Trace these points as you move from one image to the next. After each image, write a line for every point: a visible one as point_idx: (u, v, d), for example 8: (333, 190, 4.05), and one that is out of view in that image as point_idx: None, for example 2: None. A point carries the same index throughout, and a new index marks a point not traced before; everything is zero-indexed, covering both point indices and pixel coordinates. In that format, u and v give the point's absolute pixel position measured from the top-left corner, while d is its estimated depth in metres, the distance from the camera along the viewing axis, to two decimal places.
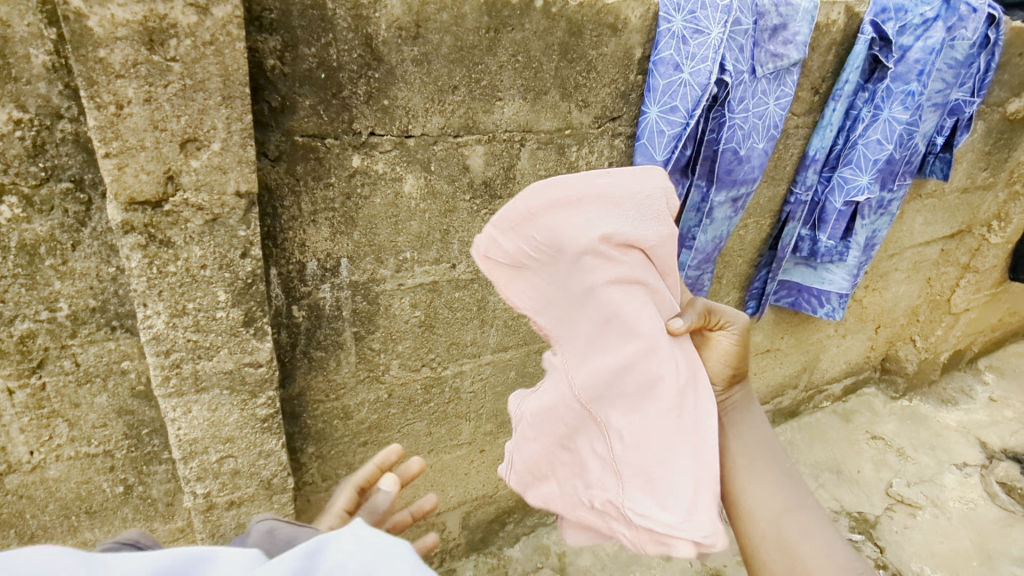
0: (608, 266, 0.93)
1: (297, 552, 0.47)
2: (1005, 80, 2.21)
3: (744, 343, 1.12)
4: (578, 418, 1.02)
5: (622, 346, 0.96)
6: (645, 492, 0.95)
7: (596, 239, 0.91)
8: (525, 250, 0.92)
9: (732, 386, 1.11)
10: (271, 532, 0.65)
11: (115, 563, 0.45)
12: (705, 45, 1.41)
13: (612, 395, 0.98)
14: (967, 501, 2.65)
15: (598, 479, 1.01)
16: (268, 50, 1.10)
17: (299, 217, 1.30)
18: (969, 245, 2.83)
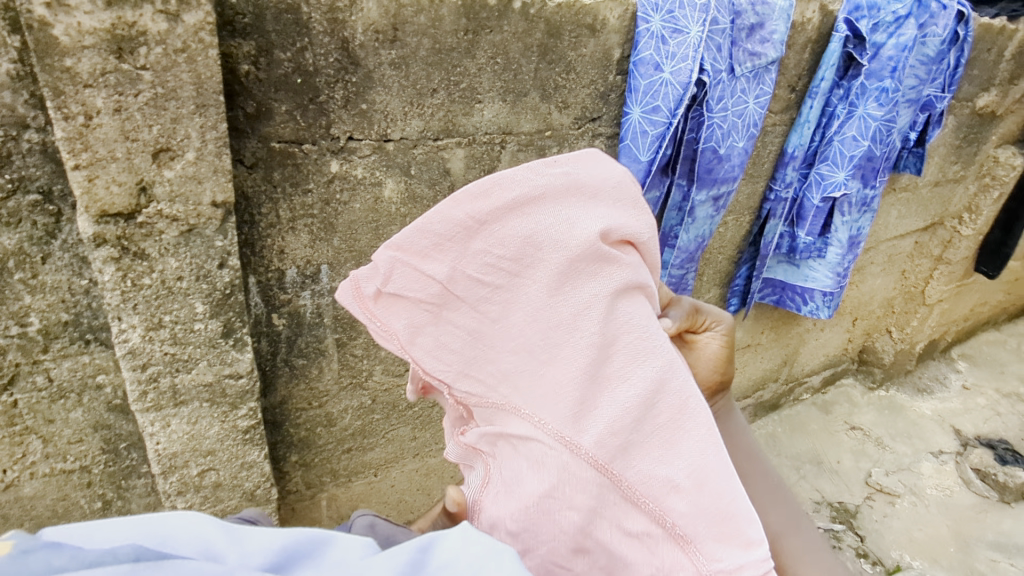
0: (602, 273, 0.75)
1: (410, 546, 0.53)
2: (974, 75, 2.26)
3: (729, 347, 1.13)
4: (597, 496, 0.73)
5: (637, 372, 0.75)
6: (720, 542, 0.73)
7: (585, 242, 0.74)
8: (483, 268, 0.74)
9: (719, 390, 1.13)
10: (372, 526, 0.81)
11: (249, 534, 0.53)
12: (685, 44, 1.41)
13: (640, 439, 0.74)
14: (944, 488, 2.71)
15: (650, 566, 0.72)
16: (242, 55, 1.07)
17: (277, 224, 1.28)
18: (941, 238, 2.88)
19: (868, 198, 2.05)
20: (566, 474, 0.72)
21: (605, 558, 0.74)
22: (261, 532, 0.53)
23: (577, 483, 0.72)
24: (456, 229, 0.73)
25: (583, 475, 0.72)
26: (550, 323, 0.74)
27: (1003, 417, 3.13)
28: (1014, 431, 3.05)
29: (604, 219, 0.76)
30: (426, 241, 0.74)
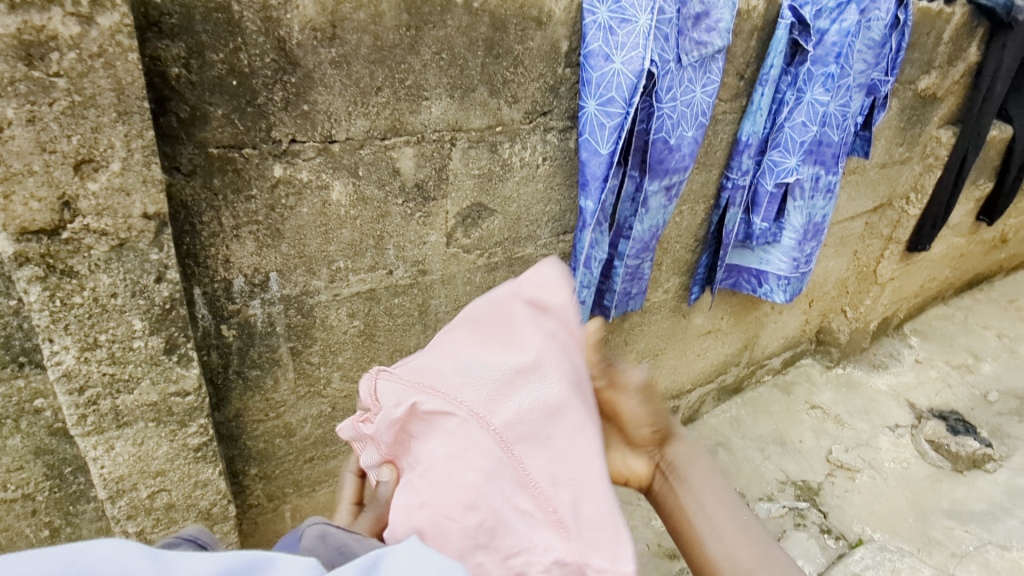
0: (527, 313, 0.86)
1: (354, 566, 0.53)
2: (915, 59, 2.31)
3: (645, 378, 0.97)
4: (494, 472, 0.74)
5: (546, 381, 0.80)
6: (597, 547, 0.75)
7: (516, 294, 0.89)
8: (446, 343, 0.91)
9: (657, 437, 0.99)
10: (323, 538, 0.69)
11: (183, 562, 0.51)
12: (634, 33, 1.38)
13: (544, 434, 0.77)
14: (901, 461, 2.81)
15: (530, 545, 0.74)
16: (171, 58, 1.02)
17: (220, 233, 1.23)
18: (890, 218, 2.94)
19: (830, 184, 2.08)
20: (472, 448, 0.76)
21: (493, 520, 0.73)
22: (191, 561, 0.51)
23: (480, 455, 0.75)
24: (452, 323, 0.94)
25: (486, 448, 0.75)
26: (494, 353, 0.85)
27: (953, 388, 3.25)
28: (964, 401, 3.17)
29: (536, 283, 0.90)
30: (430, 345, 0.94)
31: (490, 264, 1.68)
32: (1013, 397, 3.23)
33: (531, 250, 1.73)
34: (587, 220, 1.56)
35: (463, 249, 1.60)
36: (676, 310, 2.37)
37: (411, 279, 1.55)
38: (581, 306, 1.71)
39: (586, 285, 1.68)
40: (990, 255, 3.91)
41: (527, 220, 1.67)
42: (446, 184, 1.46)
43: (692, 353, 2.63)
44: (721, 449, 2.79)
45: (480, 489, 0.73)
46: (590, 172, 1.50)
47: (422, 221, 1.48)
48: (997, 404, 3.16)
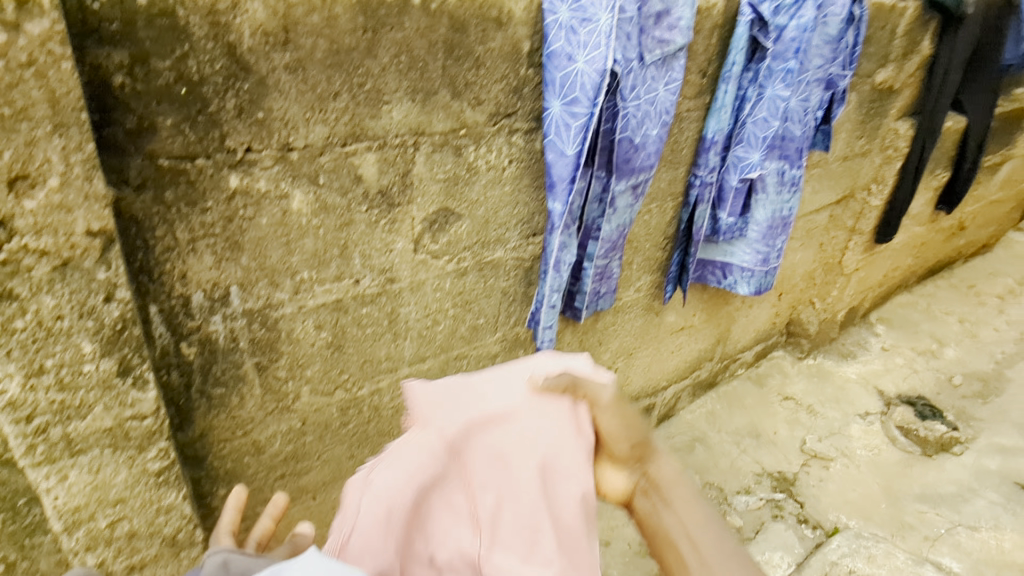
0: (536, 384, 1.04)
1: None
2: (871, 53, 2.36)
3: (620, 408, 1.00)
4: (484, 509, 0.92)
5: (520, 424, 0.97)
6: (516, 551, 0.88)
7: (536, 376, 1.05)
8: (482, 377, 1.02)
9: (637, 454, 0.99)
10: (224, 565, 0.67)
11: None
12: (595, 32, 1.36)
13: (499, 463, 0.94)
14: (872, 448, 2.85)
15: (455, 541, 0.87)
16: (114, 66, 0.97)
17: (176, 247, 1.18)
18: (853, 209, 3.00)
19: (794, 178, 2.10)
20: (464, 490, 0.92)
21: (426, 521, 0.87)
22: None
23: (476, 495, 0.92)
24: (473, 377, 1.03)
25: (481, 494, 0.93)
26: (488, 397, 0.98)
27: (919, 374, 3.33)
28: (930, 386, 3.25)
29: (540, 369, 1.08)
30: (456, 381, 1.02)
31: (460, 269, 1.65)
32: (976, 379, 3.32)
33: (500, 254, 1.71)
34: (555, 222, 1.54)
35: (432, 255, 1.57)
36: (648, 307, 2.37)
37: (378, 288, 1.52)
38: (552, 309, 1.68)
39: (555, 289, 1.66)
40: (950, 242, 4.00)
41: (495, 224, 1.65)
42: (411, 190, 1.43)
43: (665, 350, 2.64)
44: (697, 444, 2.81)
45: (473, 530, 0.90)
46: (557, 173, 1.48)
47: (387, 228, 1.45)
48: (961, 387, 3.25)
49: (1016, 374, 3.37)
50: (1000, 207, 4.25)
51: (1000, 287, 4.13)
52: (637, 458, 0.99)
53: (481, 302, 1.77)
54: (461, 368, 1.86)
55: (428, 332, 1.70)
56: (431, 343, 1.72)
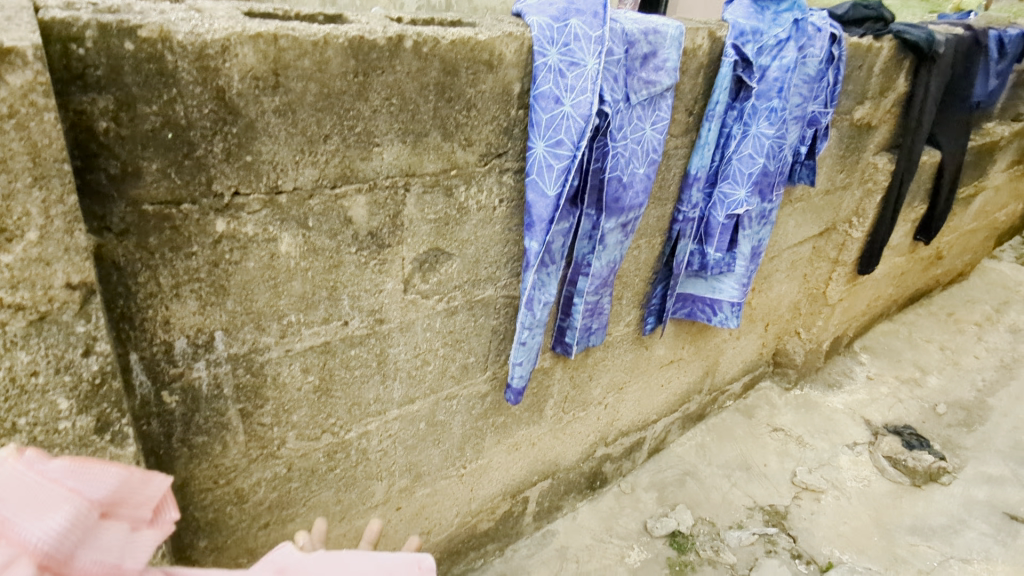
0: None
1: None
2: (850, 90, 2.41)
3: None
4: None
5: None
6: None
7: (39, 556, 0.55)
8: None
9: None
10: None
11: None
12: (582, 77, 1.39)
13: None
14: (862, 479, 2.86)
15: None
16: (98, 111, 0.95)
17: (158, 293, 1.14)
18: (835, 241, 3.04)
19: (764, 211, 2.16)
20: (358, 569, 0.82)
21: None
22: None
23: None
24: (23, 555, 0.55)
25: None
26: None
27: (904, 403, 3.35)
28: (915, 415, 3.28)
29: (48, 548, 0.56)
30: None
31: (449, 308, 1.63)
32: (960, 408, 3.36)
33: (490, 292, 1.69)
34: (531, 260, 1.51)
35: (422, 295, 1.54)
36: (636, 342, 2.33)
37: (367, 329, 1.49)
38: (521, 347, 1.67)
39: (526, 327, 1.63)
40: (928, 271, 4.06)
41: (485, 262, 1.63)
42: (401, 231, 1.41)
43: (655, 384, 2.61)
44: (688, 478, 2.78)
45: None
46: (536, 214, 1.46)
47: (377, 269, 1.42)
48: (946, 416, 3.28)
49: (998, 402, 3.42)
50: (975, 236, 4.33)
51: (978, 314, 4.20)
52: None
53: (471, 340, 1.74)
54: (450, 408, 1.83)
55: (418, 374, 1.67)
56: (420, 385, 1.69)
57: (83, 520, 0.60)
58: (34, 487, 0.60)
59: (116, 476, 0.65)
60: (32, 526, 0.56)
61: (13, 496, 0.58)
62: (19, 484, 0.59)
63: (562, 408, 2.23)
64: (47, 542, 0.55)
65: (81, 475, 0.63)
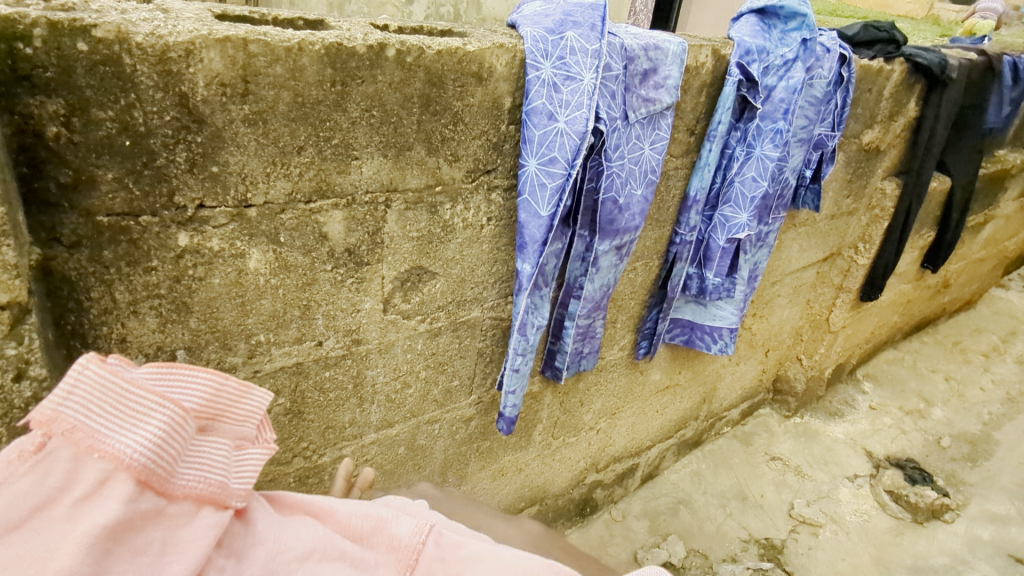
0: (161, 447, 0.60)
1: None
2: (859, 114, 2.34)
3: (172, 458, 0.62)
4: (353, 531, 0.75)
5: (109, 479, 0.57)
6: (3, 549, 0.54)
7: (198, 473, 0.64)
8: (173, 450, 0.62)
9: (160, 493, 0.60)
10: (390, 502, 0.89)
11: None
12: (578, 92, 1.32)
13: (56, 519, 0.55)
14: (862, 514, 2.76)
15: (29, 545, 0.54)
16: (48, 116, 0.88)
17: (114, 309, 1.07)
18: (840, 267, 2.95)
19: (765, 234, 2.09)
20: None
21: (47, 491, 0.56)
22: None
23: (326, 537, 0.71)
24: (188, 457, 0.64)
25: (397, 535, 0.77)
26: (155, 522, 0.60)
27: (908, 435, 3.25)
28: (918, 448, 3.18)
29: (202, 467, 0.65)
30: (172, 449, 0.62)
31: (433, 329, 1.55)
32: (965, 441, 3.26)
33: (476, 313, 1.62)
34: (522, 283, 1.44)
35: (403, 315, 1.47)
36: (630, 367, 2.25)
37: (343, 350, 1.41)
38: (513, 374, 1.59)
39: (518, 353, 1.56)
40: (935, 298, 3.97)
41: (472, 282, 1.55)
42: (381, 249, 1.34)
43: (650, 410, 2.53)
44: (682, 507, 2.68)
45: (315, 544, 0.69)
46: (527, 234, 1.39)
47: (354, 288, 1.35)
48: (951, 449, 3.18)
49: (1004, 437, 3.32)
50: (984, 265, 4.25)
51: (984, 344, 4.11)
52: (167, 493, 0.61)
53: (456, 362, 1.67)
54: (432, 433, 1.74)
55: (397, 397, 1.59)
56: (399, 409, 1.61)
57: (181, 431, 0.64)
58: (126, 400, 0.60)
59: (206, 389, 0.68)
60: (129, 438, 0.59)
61: (108, 406, 0.59)
62: (112, 400, 0.59)
63: (551, 433, 2.14)
64: (140, 458, 0.58)
65: (169, 387, 0.66)
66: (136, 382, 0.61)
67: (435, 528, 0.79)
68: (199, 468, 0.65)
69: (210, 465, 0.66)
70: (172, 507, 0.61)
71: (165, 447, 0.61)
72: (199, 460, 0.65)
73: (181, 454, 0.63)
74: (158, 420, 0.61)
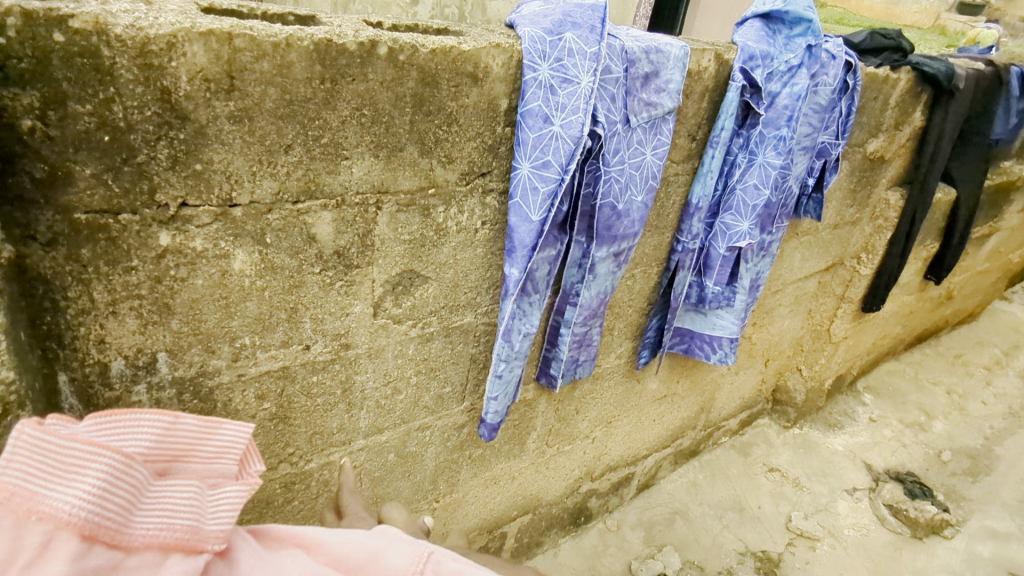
0: (108, 497, 0.56)
1: None
2: (864, 122, 2.30)
3: (124, 510, 0.57)
4: (343, 563, 0.68)
5: (50, 543, 0.52)
6: None
7: (160, 519, 0.60)
8: (123, 498, 0.58)
9: (114, 549, 0.55)
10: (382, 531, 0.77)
11: None
12: (575, 95, 1.29)
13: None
14: (860, 528, 2.72)
15: None
16: (22, 109, 0.85)
17: (92, 310, 1.03)
18: (842, 277, 2.92)
19: (766, 243, 2.05)
20: None
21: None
22: None
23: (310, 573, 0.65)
24: (146, 505, 0.60)
25: (391, 565, 0.69)
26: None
27: (908, 448, 3.21)
28: (918, 461, 3.14)
29: (165, 513, 0.61)
30: (122, 498, 0.58)
31: (425, 334, 1.52)
32: (965, 455, 3.22)
33: (469, 319, 1.58)
34: (510, 288, 1.41)
35: (393, 320, 1.43)
36: (627, 375, 2.21)
37: (332, 354, 1.38)
38: (497, 380, 1.55)
39: (501, 359, 1.52)
40: (938, 310, 3.93)
41: (465, 287, 1.52)
42: (372, 251, 1.30)
43: (647, 419, 2.49)
44: (678, 518, 2.64)
45: None
46: (518, 238, 1.35)
47: (343, 291, 1.31)
48: (951, 463, 3.14)
49: (1005, 452, 3.28)
50: (988, 277, 4.21)
51: (987, 357, 4.07)
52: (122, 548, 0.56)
53: (448, 369, 1.63)
54: (423, 439, 1.71)
55: (387, 403, 1.56)
56: (390, 414, 1.58)
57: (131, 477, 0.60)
58: (59, 454, 0.55)
59: (156, 432, 0.67)
60: (67, 492, 0.54)
61: (42, 463, 0.55)
62: (44, 454, 0.55)
63: (545, 441, 2.11)
64: (82, 511, 0.54)
65: (112, 438, 0.63)
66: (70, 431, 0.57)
67: (436, 556, 0.71)
68: (159, 514, 0.60)
69: (177, 509, 0.62)
70: (133, 560, 0.57)
71: (112, 498, 0.57)
72: (163, 506, 0.61)
73: (132, 502, 0.59)
74: (102, 469, 0.57)
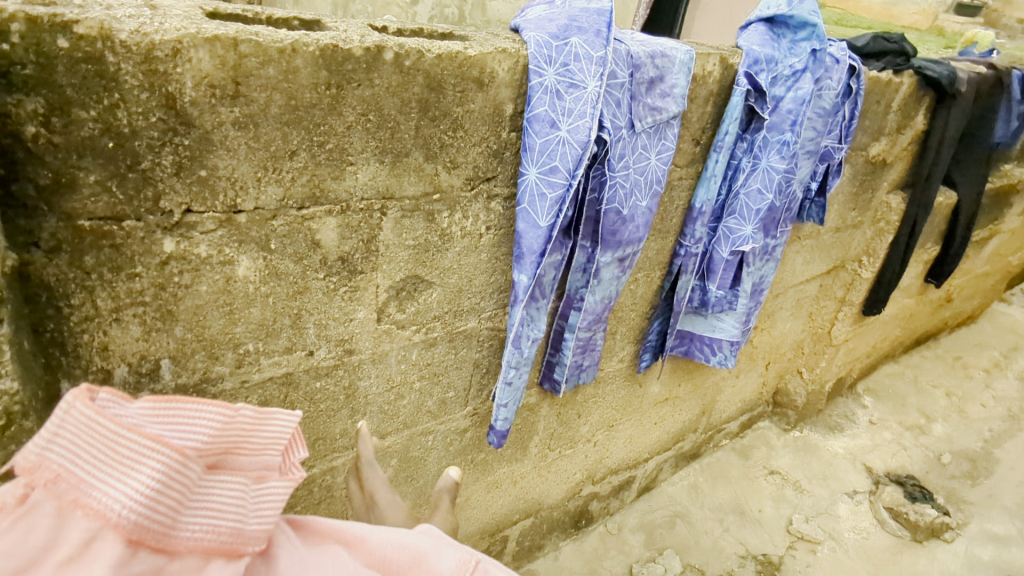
0: (157, 495, 0.54)
1: None
2: (867, 126, 2.30)
3: (172, 508, 0.55)
4: (386, 564, 0.67)
5: (94, 537, 0.52)
6: None
7: (207, 520, 0.58)
8: (173, 496, 0.56)
9: (158, 551, 0.54)
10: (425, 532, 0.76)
11: None
12: (582, 100, 1.28)
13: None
14: (861, 531, 2.72)
15: None
16: (26, 115, 0.84)
17: (95, 317, 1.03)
18: (843, 280, 2.92)
19: (770, 247, 2.05)
20: None
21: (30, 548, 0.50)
22: None
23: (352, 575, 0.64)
24: (195, 503, 0.58)
25: (437, 570, 0.68)
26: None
27: (908, 451, 3.21)
28: (918, 464, 3.14)
29: (212, 513, 0.59)
30: (172, 496, 0.56)
31: (428, 339, 1.51)
32: (965, 458, 3.22)
33: (473, 323, 1.57)
34: (518, 295, 1.40)
35: (397, 325, 1.43)
36: (629, 379, 2.20)
37: (335, 360, 1.37)
38: (506, 387, 1.55)
39: (513, 365, 1.51)
40: (938, 312, 3.94)
41: (469, 292, 1.51)
42: (376, 257, 1.30)
43: (648, 422, 2.49)
44: (679, 521, 2.64)
45: None
46: (526, 245, 1.35)
47: (347, 297, 1.30)
48: (951, 466, 3.14)
49: (1005, 455, 3.28)
50: (987, 279, 4.21)
51: (986, 359, 4.08)
52: (165, 549, 0.54)
53: (451, 374, 1.62)
54: (425, 444, 1.70)
55: (391, 408, 1.55)
56: (393, 419, 1.57)
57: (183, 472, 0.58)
58: (114, 444, 0.55)
59: (215, 423, 0.63)
60: (117, 490, 0.53)
61: (98, 453, 0.54)
62: (100, 442, 0.55)
63: (547, 445, 2.10)
64: (130, 513, 0.52)
65: (170, 426, 0.61)
66: (127, 424, 0.56)
67: (483, 564, 0.69)
68: (206, 514, 0.58)
69: (224, 509, 0.60)
70: (176, 563, 0.55)
71: (161, 496, 0.55)
72: (211, 506, 0.59)
73: (182, 499, 0.57)
74: (153, 466, 0.55)
